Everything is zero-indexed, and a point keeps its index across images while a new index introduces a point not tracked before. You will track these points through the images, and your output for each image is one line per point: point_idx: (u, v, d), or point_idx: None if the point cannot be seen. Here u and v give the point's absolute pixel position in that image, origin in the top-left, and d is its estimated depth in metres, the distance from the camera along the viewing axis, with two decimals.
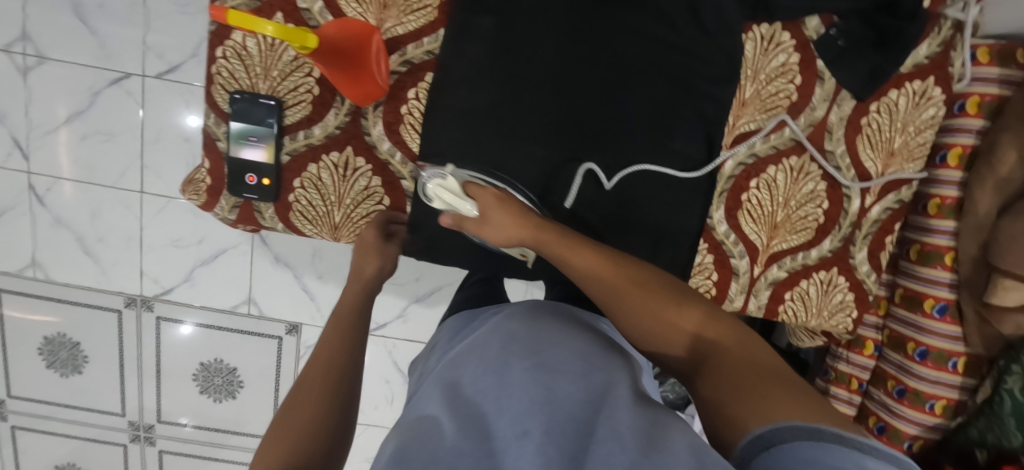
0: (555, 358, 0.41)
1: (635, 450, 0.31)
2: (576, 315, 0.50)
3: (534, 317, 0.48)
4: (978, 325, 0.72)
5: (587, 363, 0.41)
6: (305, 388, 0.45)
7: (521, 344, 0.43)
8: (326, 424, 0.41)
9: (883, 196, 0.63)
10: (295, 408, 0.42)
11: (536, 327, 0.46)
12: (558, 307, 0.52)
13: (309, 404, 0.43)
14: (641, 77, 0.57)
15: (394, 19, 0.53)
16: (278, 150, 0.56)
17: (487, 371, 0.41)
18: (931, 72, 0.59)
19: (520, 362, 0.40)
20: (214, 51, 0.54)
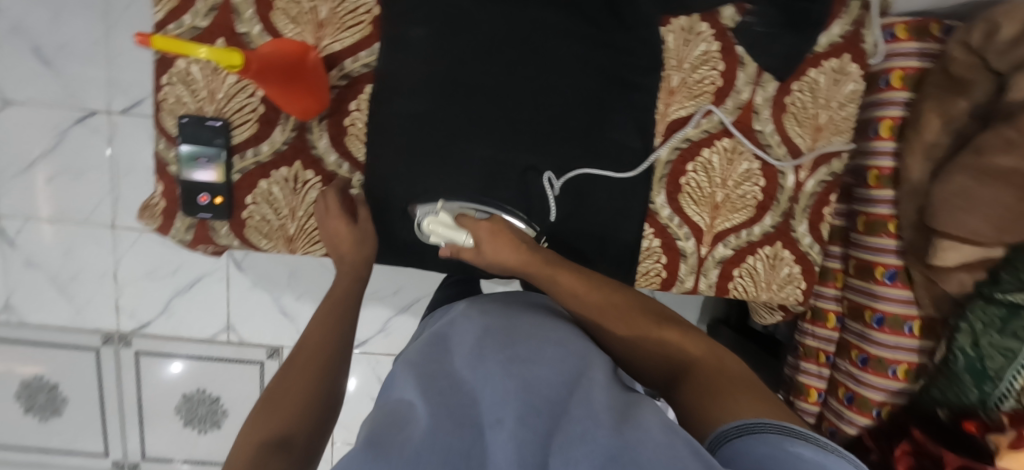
0: (531, 348, 0.42)
1: (605, 425, 0.33)
2: (551, 311, 0.52)
3: (509, 313, 0.49)
4: (925, 287, 0.75)
5: (561, 350, 0.43)
6: (285, 384, 0.46)
7: (496, 336, 0.44)
8: (304, 430, 0.43)
9: (816, 170, 0.66)
10: (275, 407, 0.44)
11: (511, 323, 0.47)
12: (532, 304, 0.54)
13: (287, 405, 0.44)
14: (572, 74, 0.60)
15: (330, 36, 0.56)
16: (228, 169, 0.58)
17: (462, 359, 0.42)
18: (845, 50, 0.63)
19: (496, 352, 0.42)
20: (160, 79, 0.56)
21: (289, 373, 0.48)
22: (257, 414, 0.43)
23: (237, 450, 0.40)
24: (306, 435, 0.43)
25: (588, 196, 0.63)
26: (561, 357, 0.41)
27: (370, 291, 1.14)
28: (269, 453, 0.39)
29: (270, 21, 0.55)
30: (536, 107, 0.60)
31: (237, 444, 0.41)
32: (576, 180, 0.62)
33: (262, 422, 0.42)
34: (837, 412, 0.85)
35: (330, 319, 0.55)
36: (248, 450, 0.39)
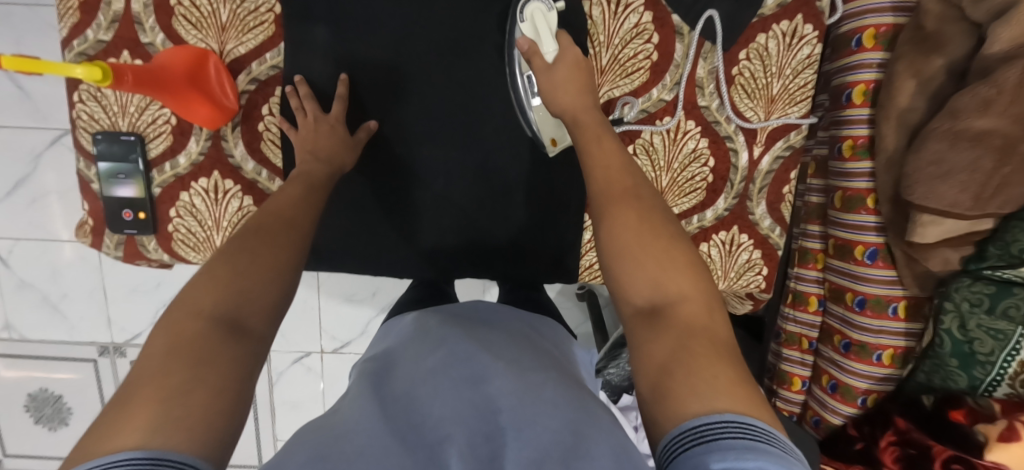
0: (491, 366, 0.41)
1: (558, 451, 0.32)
2: (514, 329, 0.52)
3: (479, 329, 0.49)
4: (907, 265, 0.69)
5: (520, 368, 0.42)
6: (243, 252, 0.37)
7: (456, 353, 0.44)
8: (263, 315, 0.34)
9: (771, 145, 0.60)
10: (222, 280, 0.34)
11: (477, 339, 0.47)
12: (497, 322, 0.53)
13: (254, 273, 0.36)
14: (491, 63, 0.57)
15: (234, 39, 0.54)
16: (148, 184, 0.57)
17: (421, 374, 0.41)
18: (797, 10, 0.57)
19: (454, 369, 0.41)
20: (72, 97, 0.55)
21: (254, 242, 0.38)
22: (204, 277, 0.34)
23: (179, 313, 0.31)
24: (265, 322, 0.34)
25: (521, 193, 0.62)
26: (525, 375, 0.41)
27: (348, 294, 1.14)
28: (218, 337, 0.30)
29: (171, 28, 0.54)
30: (455, 109, 0.58)
31: (174, 307, 0.32)
32: (503, 174, 0.61)
33: (212, 291, 0.33)
34: (821, 401, 0.81)
35: (311, 203, 0.46)
36: (191, 322, 0.31)
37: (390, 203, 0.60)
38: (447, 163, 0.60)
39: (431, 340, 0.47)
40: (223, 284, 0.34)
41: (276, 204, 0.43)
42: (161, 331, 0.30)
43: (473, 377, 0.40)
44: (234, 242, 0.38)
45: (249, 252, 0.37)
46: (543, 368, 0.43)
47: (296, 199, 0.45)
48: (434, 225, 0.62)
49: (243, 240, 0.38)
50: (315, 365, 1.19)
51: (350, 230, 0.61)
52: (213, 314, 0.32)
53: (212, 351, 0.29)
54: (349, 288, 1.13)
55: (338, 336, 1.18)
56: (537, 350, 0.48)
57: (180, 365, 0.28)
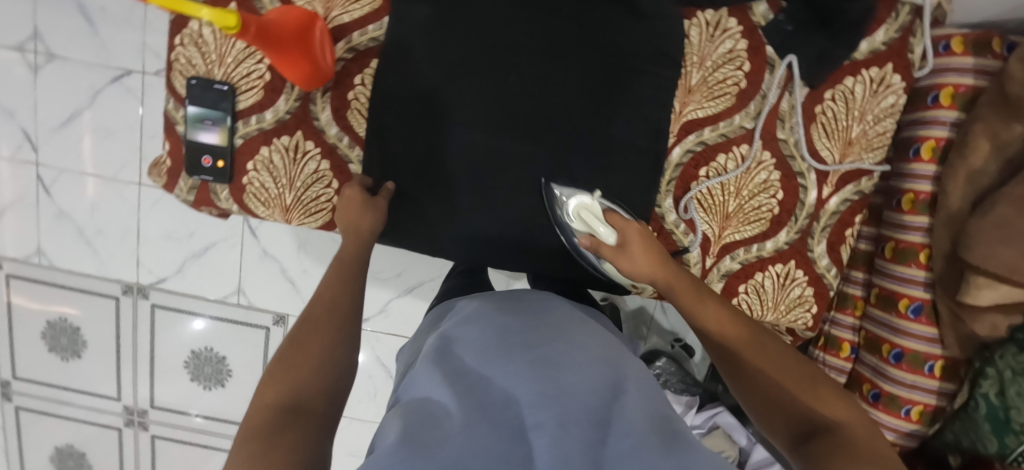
0: (559, 353, 0.41)
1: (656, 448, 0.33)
2: (570, 316, 0.52)
3: (535, 318, 0.49)
4: (952, 325, 0.69)
5: (587, 357, 0.42)
6: (298, 344, 0.46)
7: (519, 339, 0.44)
8: (317, 393, 0.43)
9: (841, 187, 0.61)
10: (284, 372, 0.43)
11: (536, 324, 0.47)
12: (549, 306, 0.53)
13: (304, 365, 0.44)
14: (583, 65, 0.57)
15: (340, 7, 0.55)
16: (232, 134, 0.58)
17: (489, 360, 0.42)
18: (890, 59, 0.58)
19: (522, 355, 0.41)
20: (174, 40, 0.57)
21: (305, 333, 0.48)
22: (271, 373, 0.44)
23: (254, 408, 0.40)
24: (323, 401, 0.42)
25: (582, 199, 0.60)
26: (593, 366, 0.41)
27: (374, 271, 1.15)
28: (281, 418, 0.39)
29: None
30: (534, 106, 0.58)
31: (252, 405, 0.41)
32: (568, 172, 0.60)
33: (277, 385, 0.42)
34: None
35: (347, 282, 0.53)
36: (261, 413, 0.40)
37: (448, 184, 0.60)
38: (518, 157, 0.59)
39: (489, 325, 0.48)
40: (287, 379, 0.43)
41: (323, 292, 0.52)
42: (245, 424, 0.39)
43: (545, 362, 0.40)
44: (292, 336, 0.47)
45: (303, 344, 0.46)
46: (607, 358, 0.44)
47: (331, 282, 0.53)
48: (488, 214, 0.61)
49: (302, 334, 0.47)
50: None
51: (410, 206, 0.61)
52: (277, 403, 0.40)
53: (280, 428, 0.38)
54: (376, 266, 1.15)
55: None
56: (599, 339, 0.47)
57: (256, 443, 0.36)
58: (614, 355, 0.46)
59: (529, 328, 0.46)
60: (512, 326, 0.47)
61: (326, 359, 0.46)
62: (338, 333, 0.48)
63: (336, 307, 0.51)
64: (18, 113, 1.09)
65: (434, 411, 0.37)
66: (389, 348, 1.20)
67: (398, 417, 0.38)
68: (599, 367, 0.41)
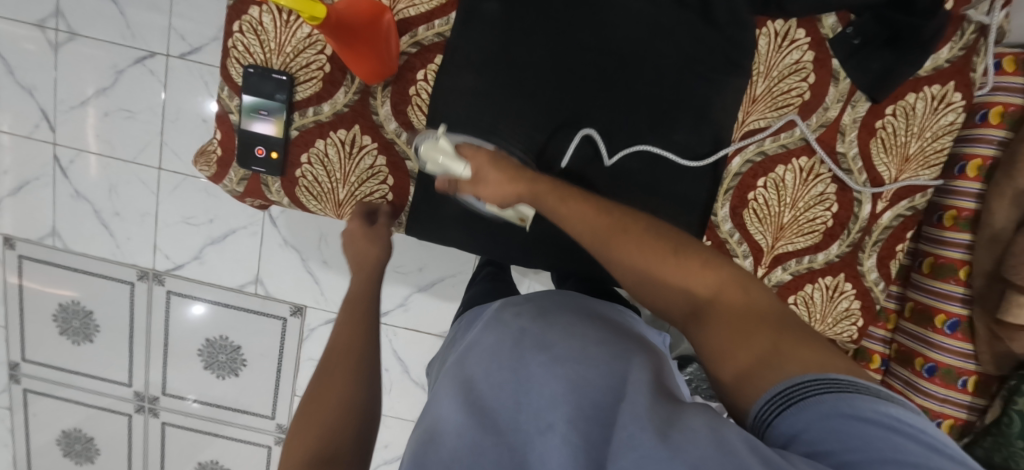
0: (566, 351, 0.42)
1: (653, 429, 0.32)
2: (588, 305, 0.52)
3: (546, 309, 0.49)
4: (988, 343, 0.70)
5: (597, 353, 0.42)
6: (326, 376, 0.45)
7: (531, 339, 0.44)
8: (350, 436, 0.41)
9: (895, 203, 0.61)
10: (315, 412, 0.42)
11: (551, 320, 0.47)
12: (568, 298, 0.53)
13: (323, 409, 0.42)
14: (649, 70, 0.56)
15: (406, 1, 0.54)
16: (287, 125, 0.57)
17: (498, 365, 0.43)
18: (951, 77, 0.58)
19: (533, 357, 0.42)
20: (231, 26, 0.55)
21: (329, 369, 0.45)
22: (302, 413, 0.42)
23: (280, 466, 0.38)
24: (347, 444, 0.40)
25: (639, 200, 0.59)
26: (602, 358, 0.41)
27: (397, 265, 1.14)
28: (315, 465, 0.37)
29: None
30: (593, 106, 0.57)
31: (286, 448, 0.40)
32: (626, 175, 0.59)
33: (310, 424, 0.41)
34: None
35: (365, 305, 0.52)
36: (298, 456, 0.38)
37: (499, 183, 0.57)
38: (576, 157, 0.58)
39: (505, 326, 0.48)
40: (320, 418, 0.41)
41: (344, 318, 0.50)
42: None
43: (553, 359, 0.41)
44: (318, 373, 0.45)
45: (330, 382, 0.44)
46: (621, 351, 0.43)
47: (344, 326, 0.50)
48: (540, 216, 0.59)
49: (330, 365, 0.46)
50: None
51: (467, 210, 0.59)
52: (312, 445, 0.39)
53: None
54: (399, 259, 1.14)
55: None
56: (625, 336, 0.47)
57: None
58: (634, 346, 0.45)
59: (541, 324, 0.47)
60: (524, 325, 0.47)
61: (348, 406, 0.43)
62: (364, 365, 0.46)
63: (352, 351, 0.47)
64: (36, 90, 1.06)
65: (444, 432, 0.38)
66: (407, 342, 1.19)
67: (411, 444, 0.39)
68: (613, 359, 0.41)
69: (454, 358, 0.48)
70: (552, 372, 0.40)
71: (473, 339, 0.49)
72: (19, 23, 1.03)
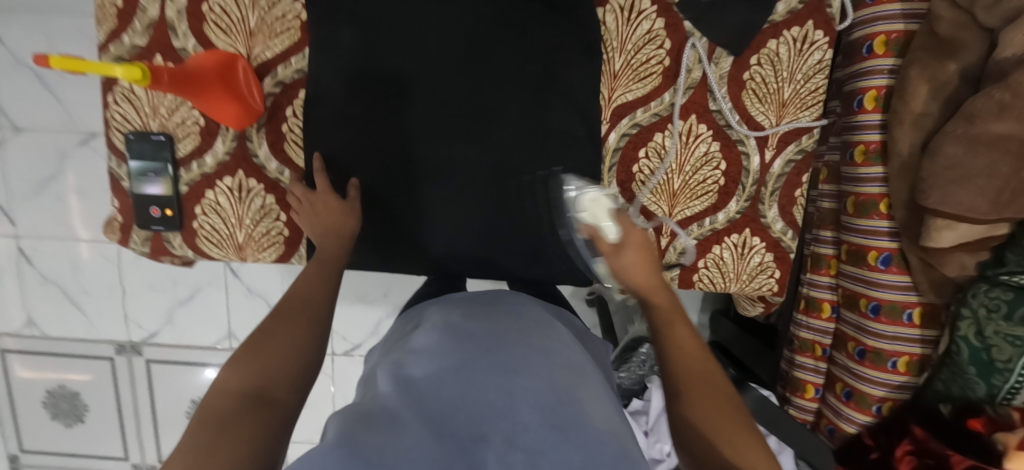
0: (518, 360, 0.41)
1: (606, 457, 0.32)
2: (541, 320, 0.51)
3: (497, 322, 0.49)
4: (924, 271, 0.68)
5: (548, 364, 0.41)
6: (272, 332, 0.44)
7: (479, 346, 0.43)
8: (287, 384, 0.41)
9: (783, 149, 0.61)
10: (252, 359, 0.41)
11: (502, 331, 0.46)
12: (519, 307, 0.54)
13: (272, 355, 0.42)
14: (506, 64, 0.58)
15: (262, 44, 0.57)
16: (176, 182, 0.59)
17: (445, 366, 0.41)
18: (808, 16, 0.57)
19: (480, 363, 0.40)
20: (106, 98, 0.58)
21: (277, 325, 0.45)
22: (236, 358, 0.41)
23: (214, 392, 0.38)
24: (288, 391, 0.40)
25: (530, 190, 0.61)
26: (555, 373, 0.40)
27: (360, 296, 1.16)
28: (245, 409, 0.36)
29: (203, 34, 0.56)
30: (479, 116, 0.58)
31: (212, 387, 0.39)
32: (514, 171, 0.60)
33: (242, 370, 0.40)
34: (834, 409, 0.80)
35: (322, 276, 0.52)
36: (225, 398, 0.37)
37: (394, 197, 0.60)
38: (468, 165, 0.60)
39: (454, 333, 0.46)
40: (258, 363, 0.41)
41: (300, 286, 0.50)
42: (203, 407, 0.37)
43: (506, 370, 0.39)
44: (266, 325, 0.45)
45: (273, 334, 0.44)
46: (571, 365, 0.43)
47: (308, 280, 0.51)
48: (449, 224, 0.61)
49: (273, 325, 0.45)
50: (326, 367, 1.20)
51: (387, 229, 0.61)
52: (241, 390, 0.38)
53: (245, 417, 0.35)
54: (361, 289, 1.15)
55: (349, 338, 1.19)
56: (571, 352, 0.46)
57: (211, 433, 0.34)
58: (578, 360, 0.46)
59: (494, 334, 0.46)
60: (475, 332, 0.46)
61: (299, 357, 0.43)
62: (314, 326, 0.46)
63: (312, 303, 0.48)
64: None
65: (381, 419, 0.35)
66: None
67: (336, 426, 0.35)
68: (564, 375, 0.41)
69: (395, 359, 0.45)
70: (503, 379, 0.38)
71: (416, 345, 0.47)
72: None
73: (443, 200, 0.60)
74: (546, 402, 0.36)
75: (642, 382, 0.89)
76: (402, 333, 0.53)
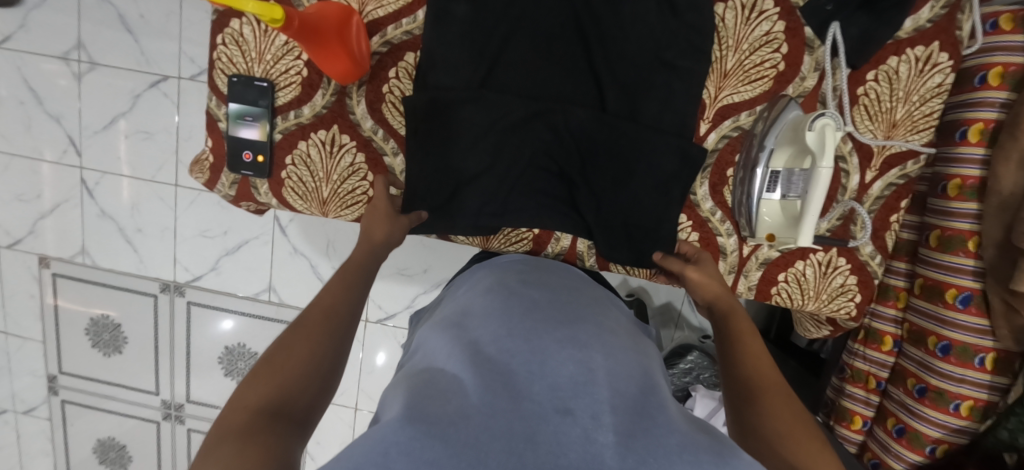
0: (586, 333, 0.36)
1: (703, 445, 0.27)
2: (597, 296, 0.47)
3: (551, 291, 0.44)
4: (1005, 316, 0.65)
5: (616, 341, 0.37)
6: (288, 348, 0.41)
7: (543, 313, 0.38)
8: (301, 401, 0.38)
9: (886, 171, 0.59)
10: (266, 378, 0.38)
11: (561, 302, 0.42)
12: (576, 284, 0.49)
13: (287, 368, 0.39)
14: (622, 53, 0.56)
15: (374, 2, 0.57)
16: (271, 129, 0.60)
17: (506, 328, 0.35)
18: (935, 37, 0.55)
19: (546, 330, 0.35)
20: (216, 39, 0.59)
21: (296, 336, 0.42)
22: (256, 374, 0.39)
23: (233, 408, 0.36)
24: (303, 409, 0.38)
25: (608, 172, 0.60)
26: (624, 352, 0.36)
27: (400, 267, 1.15)
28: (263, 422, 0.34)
29: None
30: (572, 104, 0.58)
31: (229, 406, 0.36)
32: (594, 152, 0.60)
33: (260, 387, 0.37)
34: (883, 444, 0.79)
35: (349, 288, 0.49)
36: (242, 415, 0.35)
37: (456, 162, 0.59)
38: (542, 149, 0.59)
39: (509, 295, 0.42)
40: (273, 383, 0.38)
41: (313, 305, 0.46)
42: (218, 425, 0.35)
43: (577, 340, 0.34)
44: (282, 338, 0.42)
45: (282, 356, 0.40)
46: (638, 348, 0.39)
47: (332, 289, 0.49)
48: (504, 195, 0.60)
49: (287, 346, 0.41)
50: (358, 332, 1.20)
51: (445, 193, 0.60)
52: (259, 407, 0.36)
53: (259, 435, 0.33)
54: (403, 261, 1.15)
55: (384, 307, 1.19)
56: (623, 330, 0.41)
57: (229, 447, 0.32)
58: (639, 343, 0.41)
59: (553, 302, 0.41)
60: (533, 298, 0.41)
61: (314, 368, 0.40)
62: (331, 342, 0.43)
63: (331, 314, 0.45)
64: (63, 118, 1.14)
65: (445, 387, 0.30)
66: None
67: (401, 390, 0.32)
68: (633, 352, 0.36)
69: (449, 323, 0.41)
70: (570, 348, 0.33)
71: (466, 308, 0.42)
72: (46, 57, 1.11)
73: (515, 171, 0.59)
74: (621, 382, 0.31)
75: (686, 389, 0.89)
76: (452, 301, 0.49)
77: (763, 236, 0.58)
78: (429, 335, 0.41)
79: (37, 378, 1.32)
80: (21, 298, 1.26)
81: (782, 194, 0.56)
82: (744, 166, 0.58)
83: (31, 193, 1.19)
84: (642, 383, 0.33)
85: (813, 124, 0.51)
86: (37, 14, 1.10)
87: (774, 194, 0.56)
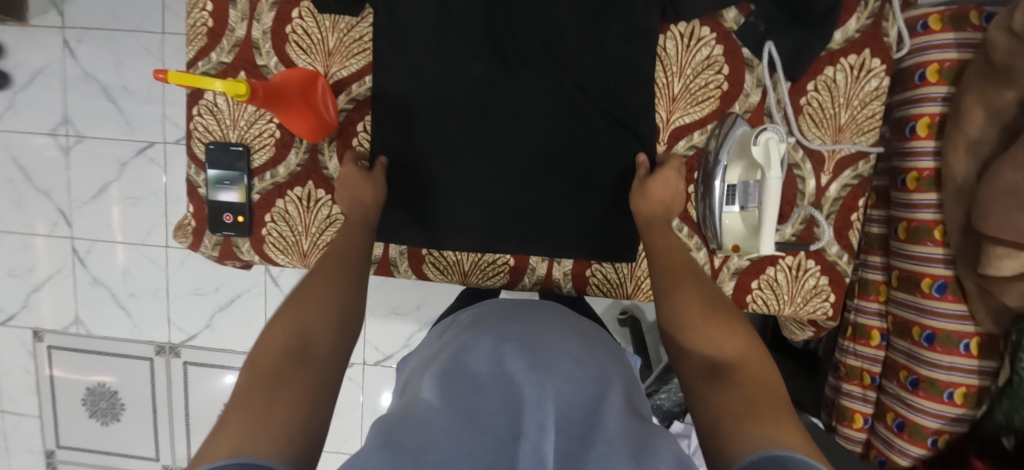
0: (553, 358, 0.39)
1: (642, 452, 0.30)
2: (573, 327, 0.49)
3: (524, 323, 0.46)
4: (981, 300, 0.66)
5: (579, 366, 0.39)
6: (309, 293, 0.47)
7: (512, 344, 0.40)
8: (326, 337, 0.44)
9: (839, 173, 0.62)
10: (294, 315, 0.45)
11: (533, 331, 0.44)
12: (550, 315, 0.50)
13: (312, 309, 0.46)
14: (570, 99, 0.61)
15: (338, 63, 0.62)
16: (249, 190, 0.63)
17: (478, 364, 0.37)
18: (865, 44, 0.58)
19: (513, 360, 0.37)
20: (191, 111, 0.63)
21: (315, 283, 0.49)
22: (281, 315, 0.45)
23: (264, 347, 0.42)
24: (330, 344, 0.44)
25: (571, 204, 0.63)
26: (587, 376, 0.38)
27: (394, 307, 1.16)
28: (289, 361, 0.41)
29: (284, 52, 0.62)
30: (533, 172, 0.63)
31: (262, 341, 0.43)
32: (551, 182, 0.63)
33: (285, 327, 0.44)
34: (885, 440, 0.78)
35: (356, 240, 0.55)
36: (272, 352, 0.41)
37: (425, 191, 0.64)
38: (496, 181, 0.63)
39: (483, 330, 0.44)
40: (236, 435, 0.33)
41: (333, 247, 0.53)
42: (254, 362, 0.41)
43: (541, 366, 0.36)
44: (303, 284, 0.49)
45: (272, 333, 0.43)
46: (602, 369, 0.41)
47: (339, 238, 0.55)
48: (461, 225, 0.64)
49: (264, 361, 0.41)
50: (357, 376, 1.20)
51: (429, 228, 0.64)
52: (286, 345, 0.42)
53: (287, 378, 0.39)
54: (396, 301, 1.16)
55: (381, 348, 1.19)
56: (588, 354, 0.43)
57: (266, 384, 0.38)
58: (606, 365, 0.43)
59: (524, 332, 0.43)
60: (505, 331, 0.43)
61: (331, 308, 0.47)
62: (336, 303, 0.48)
63: (344, 260, 0.52)
64: (53, 193, 1.17)
65: (418, 416, 0.33)
66: None
67: (379, 425, 0.34)
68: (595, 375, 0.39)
69: (427, 363, 0.42)
70: (534, 375, 0.35)
71: (444, 346, 0.44)
72: (35, 135, 1.15)
73: (481, 203, 0.63)
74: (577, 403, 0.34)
75: (682, 402, 0.89)
76: (435, 343, 0.50)
77: (729, 247, 0.60)
78: (412, 377, 0.43)
79: (34, 454, 1.31)
80: (16, 372, 1.26)
81: (741, 205, 0.58)
82: (703, 181, 0.61)
83: (24, 268, 1.21)
84: (600, 404, 0.35)
85: (758, 136, 0.54)
86: (25, 95, 1.14)
87: (733, 206, 0.59)
